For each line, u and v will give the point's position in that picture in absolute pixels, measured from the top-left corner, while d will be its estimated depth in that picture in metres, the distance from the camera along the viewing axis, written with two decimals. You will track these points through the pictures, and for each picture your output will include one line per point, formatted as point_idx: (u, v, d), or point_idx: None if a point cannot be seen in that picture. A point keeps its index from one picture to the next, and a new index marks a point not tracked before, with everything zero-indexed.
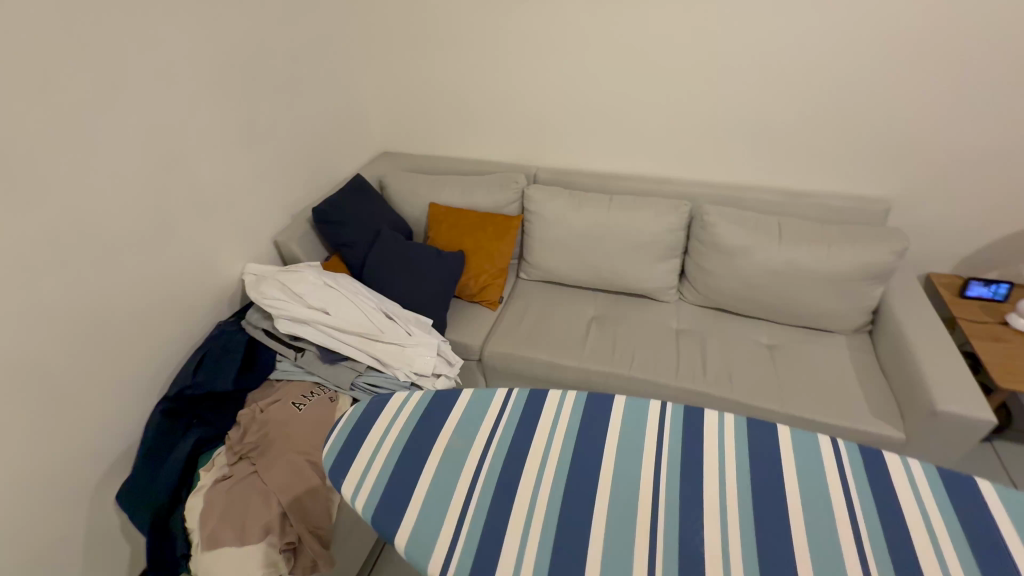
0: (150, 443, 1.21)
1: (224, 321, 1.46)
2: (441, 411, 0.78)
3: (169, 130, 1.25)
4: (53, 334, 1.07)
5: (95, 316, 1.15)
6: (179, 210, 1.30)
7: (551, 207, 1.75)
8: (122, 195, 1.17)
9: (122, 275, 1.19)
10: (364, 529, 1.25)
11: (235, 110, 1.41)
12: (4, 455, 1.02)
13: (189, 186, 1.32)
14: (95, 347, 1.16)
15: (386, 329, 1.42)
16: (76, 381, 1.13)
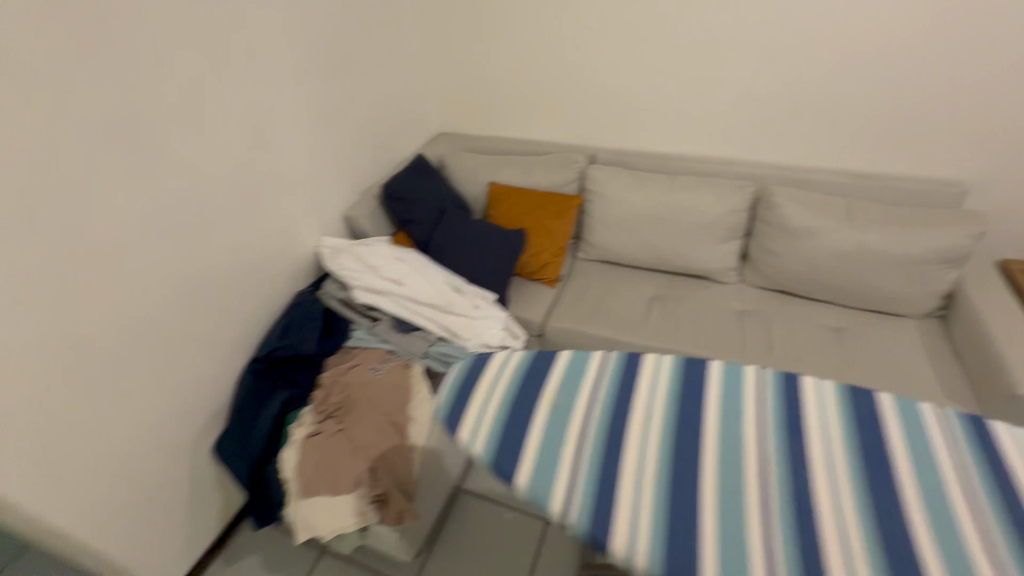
0: (243, 399, 1.31)
1: (302, 290, 1.53)
2: (542, 371, 0.82)
3: (257, 106, 1.31)
4: (159, 295, 1.16)
5: (193, 281, 1.23)
6: (265, 183, 1.38)
7: (612, 186, 1.76)
8: (218, 167, 1.24)
9: (218, 242, 1.28)
10: (438, 488, 1.32)
11: (312, 89, 1.47)
12: (122, 402, 1.13)
13: (273, 160, 1.39)
14: (194, 309, 1.25)
15: (456, 303, 1.47)
16: (177, 340, 1.22)
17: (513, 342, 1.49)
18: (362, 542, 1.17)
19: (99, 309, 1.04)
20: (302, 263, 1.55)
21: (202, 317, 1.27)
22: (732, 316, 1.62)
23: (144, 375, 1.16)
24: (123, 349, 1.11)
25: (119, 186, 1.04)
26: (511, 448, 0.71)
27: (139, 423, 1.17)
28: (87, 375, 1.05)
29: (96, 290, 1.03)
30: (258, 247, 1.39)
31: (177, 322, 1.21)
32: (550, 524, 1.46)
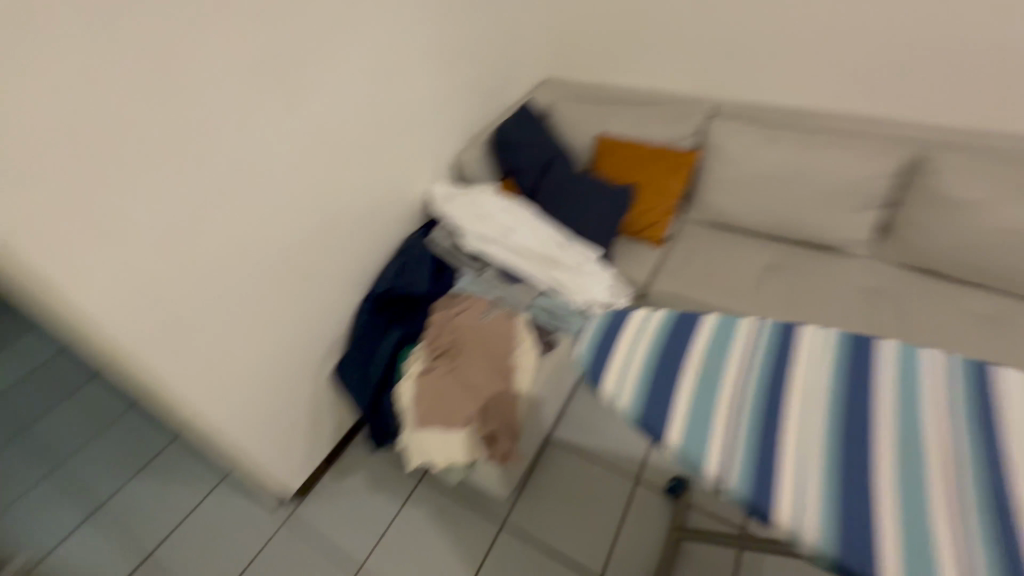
0: (362, 332, 1.40)
1: (413, 233, 1.58)
2: (686, 332, 0.79)
3: (381, 46, 1.30)
4: (294, 229, 1.24)
5: (322, 218, 1.30)
6: (384, 126, 1.39)
7: (734, 144, 1.63)
8: (345, 108, 1.26)
9: (342, 183, 1.32)
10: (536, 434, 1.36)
11: (430, 27, 1.43)
12: (261, 326, 1.23)
13: (392, 103, 1.39)
14: (321, 245, 1.32)
15: (564, 257, 1.46)
16: (307, 272, 1.31)
17: (618, 301, 1.46)
18: (468, 474, 1.25)
19: (244, 238, 1.14)
20: (414, 207, 1.59)
21: (328, 253, 1.35)
22: (860, 293, 1.47)
23: (280, 301, 1.27)
24: (264, 277, 1.21)
25: (262, 123, 1.10)
26: (659, 406, 0.70)
27: (276, 344, 1.29)
28: (235, 297, 1.16)
29: (243, 220, 1.12)
30: (378, 189, 1.43)
31: (308, 255, 1.30)
32: (639, 484, 1.46)
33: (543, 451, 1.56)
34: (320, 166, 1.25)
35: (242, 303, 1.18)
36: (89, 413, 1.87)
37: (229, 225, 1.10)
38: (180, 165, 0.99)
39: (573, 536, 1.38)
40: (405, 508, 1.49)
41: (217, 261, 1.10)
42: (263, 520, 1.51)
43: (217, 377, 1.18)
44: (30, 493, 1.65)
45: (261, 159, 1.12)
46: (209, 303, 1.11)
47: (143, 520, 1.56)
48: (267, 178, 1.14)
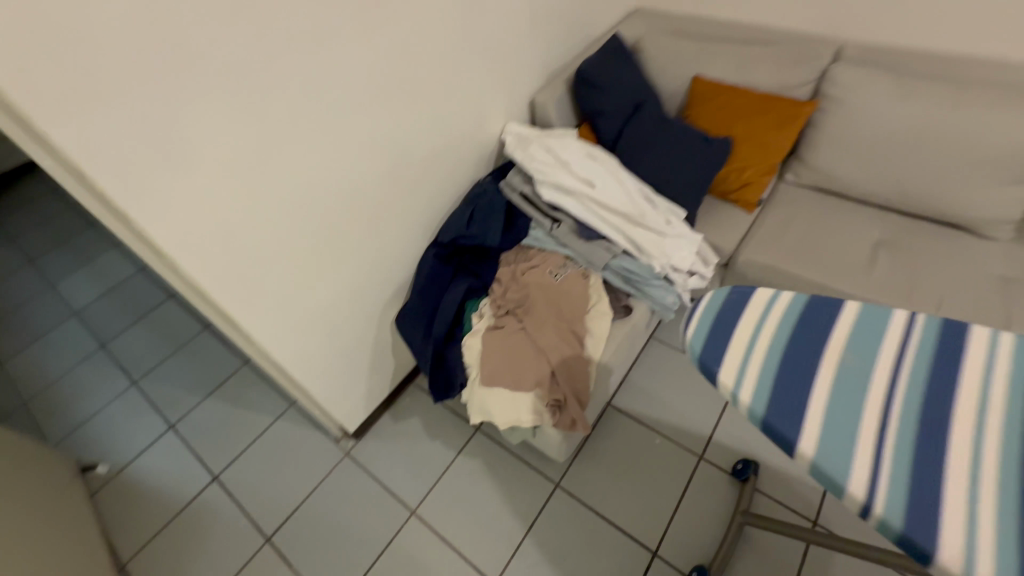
0: (428, 280, 1.35)
1: (484, 178, 1.48)
2: (821, 318, 0.67)
3: None
4: (367, 168, 1.16)
5: (395, 157, 1.21)
6: (465, 57, 1.25)
7: (863, 93, 1.38)
8: (426, 33, 1.14)
9: (418, 119, 1.22)
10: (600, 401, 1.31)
11: None
12: (330, 267, 1.20)
13: (475, 29, 1.25)
14: (393, 186, 1.24)
15: (649, 216, 1.32)
16: (377, 215, 1.24)
17: (703, 269, 1.33)
18: (531, 437, 1.22)
19: (318, 174, 1.07)
20: (486, 150, 1.47)
21: (398, 195, 1.27)
22: (993, 282, 1.27)
23: (350, 243, 1.22)
24: (336, 217, 1.15)
25: (342, 47, 0.99)
26: (791, 406, 0.60)
27: (343, 287, 1.26)
28: (307, 237, 1.11)
29: (318, 156, 1.05)
30: (453, 128, 1.32)
31: (379, 197, 1.22)
32: (702, 461, 1.40)
33: (601, 417, 1.51)
34: (397, 99, 1.14)
35: (314, 243, 1.13)
36: (163, 334, 1.96)
37: (305, 160, 1.03)
38: (258, 91, 0.90)
39: (629, 505, 1.35)
40: (459, 456, 1.49)
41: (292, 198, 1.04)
42: (324, 452, 1.56)
43: (288, 315, 1.17)
44: (114, 404, 1.77)
45: (340, 87, 1.02)
46: (283, 242, 1.07)
47: (214, 439, 1.65)
48: (344, 109, 1.05)
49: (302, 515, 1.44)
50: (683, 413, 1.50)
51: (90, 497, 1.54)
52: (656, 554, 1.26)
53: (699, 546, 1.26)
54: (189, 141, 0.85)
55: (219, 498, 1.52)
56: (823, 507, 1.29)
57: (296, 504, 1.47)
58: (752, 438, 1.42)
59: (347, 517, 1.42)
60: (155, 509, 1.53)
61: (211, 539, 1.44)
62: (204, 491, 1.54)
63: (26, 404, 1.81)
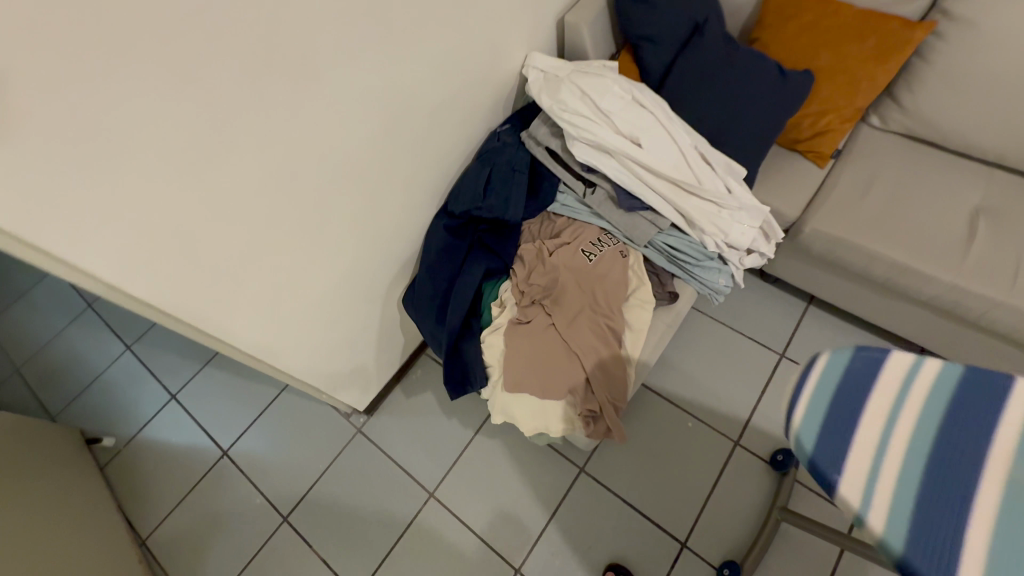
0: (438, 259, 1.16)
1: (501, 127, 1.21)
2: (988, 406, 0.49)
3: None
4: (362, 135, 0.90)
5: (395, 115, 0.95)
6: None
7: (1003, 13, 1.05)
8: None
9: (420, 63, 0.93)
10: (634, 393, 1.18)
11: None
12: (322, 257, 0.99)
13: None
14: (393, 151, 0.99)
15: (705, 182, 1.07)
16: (375, 188, 1.01)
17: (765, 246, 1.11)
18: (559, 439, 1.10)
19: (301, 153, 0.82)
20: (503, 91, 1.19)
21: (401, 161, 1.03)
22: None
23: (345, 226, 1.00)
24: (329, 200, 0.92)
25: None
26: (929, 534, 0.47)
27: (342, 274, 1.07)
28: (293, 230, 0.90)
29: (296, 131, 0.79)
30: (464, 69, 1.04)
31: (376, 167, 0.98)
32: (737, 447, 1.31)
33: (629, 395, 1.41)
34: (396, 40, 0.85)
35: (304, 234, 0.92)
36: None
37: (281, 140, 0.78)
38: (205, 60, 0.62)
39: (657, 492, 1.29)
40: (477, 436, 1.42)
41: (271, 187, 0.81)
42: (334, 428, 1.49)
43: (279, 315, 1.00)
44: (111, 371, 1.68)
45: (321, 32, 0.74)
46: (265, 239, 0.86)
47: (219, 411, 1.58)
48: (328, 64, 0.77)
49: (318, 494, 1.40)
50: (718, 393, 1.38)
51: (99, 472, 1.50)
52: (684, 545, 1.22)
53: (731, 539, 1.21)
54: (123, 140, 0.60)
55: (230, 475, 1.47)
56: None
57: (310, 483, 1.42)
58: None
59: (364, 498, 1.38)
60: (167, 484, 1.49)
61: (225, 520, 1.41)
62: (216, 466, 1.49)
63: (18, 370, 1.72)
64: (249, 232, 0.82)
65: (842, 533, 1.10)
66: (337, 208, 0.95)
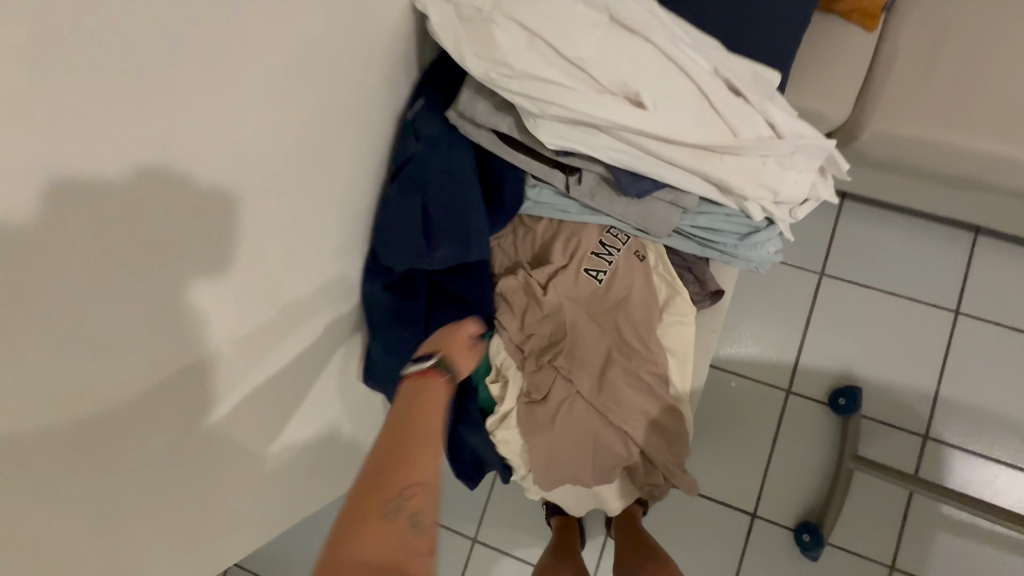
0: (395, 332, 0.83)
1: (412, 109, 0.78)
2: None
3: None
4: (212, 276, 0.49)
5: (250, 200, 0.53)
6: None
7: None
8: None
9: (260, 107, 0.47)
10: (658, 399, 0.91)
11: None
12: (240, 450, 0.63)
13: None
14: (270, 245, 0.59)
15: (742, 128, 0.71)
16: (275, 306, 0.63)
17: (825, 189, 0.80)
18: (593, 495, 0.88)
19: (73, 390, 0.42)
20: (401, 51, 0.72)
21: (291, 248, 0.63)
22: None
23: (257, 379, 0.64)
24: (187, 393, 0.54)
25: None
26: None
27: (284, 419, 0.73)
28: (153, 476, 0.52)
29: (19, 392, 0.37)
30: (336, 55, 0.58)
31: (260, 283, 0.59)
32: (791, 396, 1.16)
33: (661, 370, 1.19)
34: None
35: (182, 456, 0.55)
36: None
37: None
38: None
39: (716, 469, 1.16)
40: None
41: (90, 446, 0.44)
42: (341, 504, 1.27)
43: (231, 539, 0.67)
44: None
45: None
46: (148, 495, 0.51)
47: None
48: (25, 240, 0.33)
49: None
50: (759, 340, 1.19)
51: None
52: (756, 515, 1.13)
53: (803, 497, 1.12)
54: None
55: None
56: (932, 415, 1.11)
57: None
58: (845, 350, 1.16)
59: None
60: None
61: None
62: None
63: None
64: (106, 515, 0.47)
65: (914, 477, 1.04)
66: (212, 390, 0.57)
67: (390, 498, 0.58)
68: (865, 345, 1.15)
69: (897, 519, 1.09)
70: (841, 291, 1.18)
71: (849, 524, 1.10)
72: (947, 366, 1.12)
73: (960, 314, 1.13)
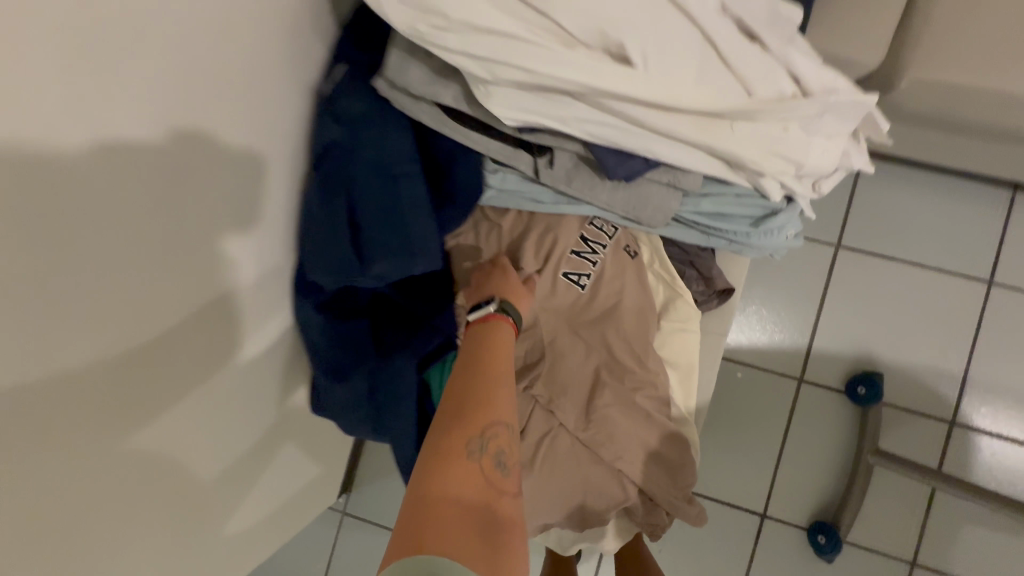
0: (339, 360, 0.69)
1: (330, 78, 0.60)
2: None
3: None
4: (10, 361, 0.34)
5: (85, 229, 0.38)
6: None
7: None
8: None
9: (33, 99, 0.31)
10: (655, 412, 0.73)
11: None
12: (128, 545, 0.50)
13: None
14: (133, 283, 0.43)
15: (757, 85, 0.55)
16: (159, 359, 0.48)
17: (859, 157, 0.64)
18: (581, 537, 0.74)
19: None
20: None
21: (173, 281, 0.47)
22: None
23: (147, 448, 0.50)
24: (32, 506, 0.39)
25: None
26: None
27: (203, 478, 0.60)
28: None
29: None
30: (189, 6, 0.41)
31: (130, 334, 0.44)
32: (803, 384, 1.04)
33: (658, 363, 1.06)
34: None
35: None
36: None
37: None
38: None
39: (721, 467, 1.05)
40: None
41: None
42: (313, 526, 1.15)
43: None
44: None
45: None
46: None
47: None
48: None
49: None
50: (767, 324, 1.05)
51: None
52: (764, 515, 1.03)
53: (817, 493, 1.02)
54: None
55: None
56: (960, 400, 1.00)
57: None
58: (863, 331, 1.03)
59: None
60: None
61: None
62: None
63: None
64: None
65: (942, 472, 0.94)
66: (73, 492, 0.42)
67: (471, 439, 0.48)
68: (885, 325, 1.02)
69: (919, 516, 0.99)
70: (859, 265, 1.04)
71: (868, 521, 1.00)
72: (978, 344, 1.00)
73: (994, 285, 1.00)
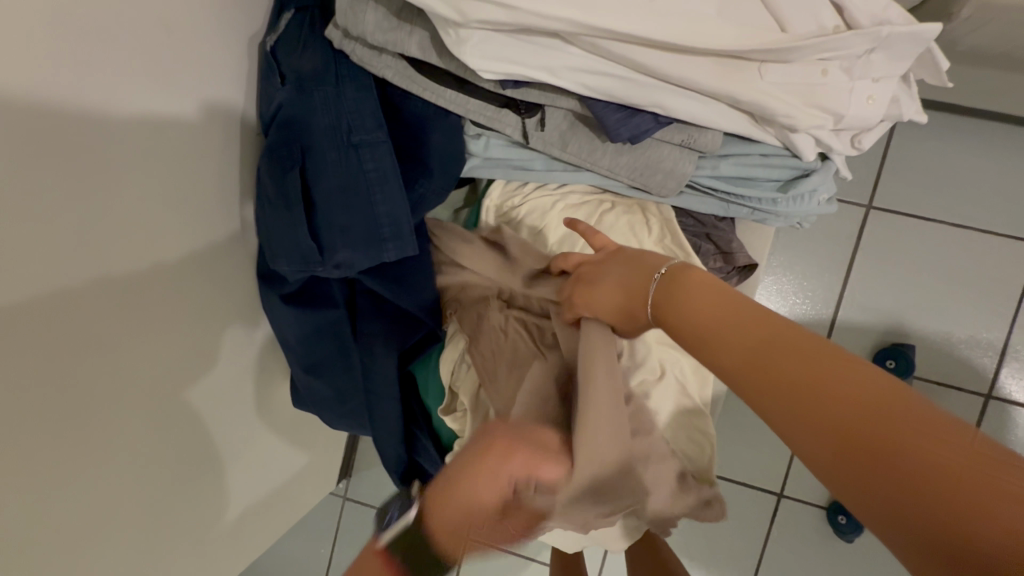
0: (312, 354, 0.62)
1: (275, 30, 0.50)
2: None
3: None
4: None
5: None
6: None
7: None
8: None
9: None
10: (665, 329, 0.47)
11: None
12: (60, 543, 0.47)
13: None
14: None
15: (792, 16, 0.45)
16: (63, 364, 0.43)
17: (910, 105, 0.53)
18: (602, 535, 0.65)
19: None
20: None
21: (64, 283, 0.41)
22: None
23: (64, 462, 0.45)
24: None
25: None
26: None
27: (155, 486, 0.56)
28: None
29: None
30: None
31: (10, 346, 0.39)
32: None
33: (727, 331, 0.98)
34: None
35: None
36: None
37: None
38: None
39: (735, 446, 1.00)
40: None
41: None
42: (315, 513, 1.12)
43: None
44: None
45: None
46: None
47: None
48: None
49: None
50: (787, 295, 0.97)
51: None
52: (781, 495, 0.98)
53: None
54: None
55: None
56: (999, 372, 0.92)
57: None
58: (893, 301, 0.94)
59: None
60: None
61: None
62: None
63: None
64: None
65: None
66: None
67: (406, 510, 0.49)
68: (918, 293, 0.93)
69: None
70: (891, 227, 0.94)
71: None
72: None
73: None
